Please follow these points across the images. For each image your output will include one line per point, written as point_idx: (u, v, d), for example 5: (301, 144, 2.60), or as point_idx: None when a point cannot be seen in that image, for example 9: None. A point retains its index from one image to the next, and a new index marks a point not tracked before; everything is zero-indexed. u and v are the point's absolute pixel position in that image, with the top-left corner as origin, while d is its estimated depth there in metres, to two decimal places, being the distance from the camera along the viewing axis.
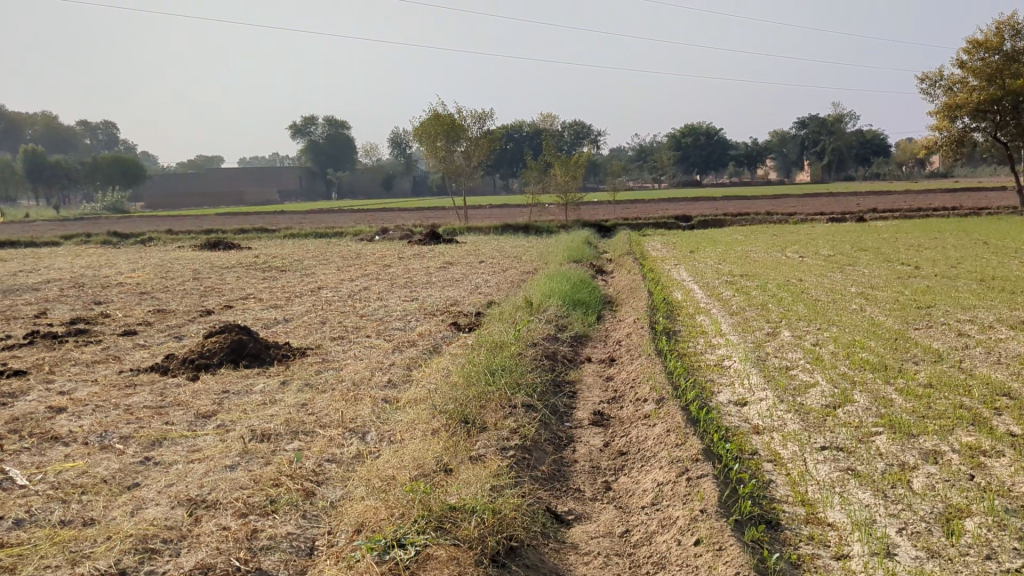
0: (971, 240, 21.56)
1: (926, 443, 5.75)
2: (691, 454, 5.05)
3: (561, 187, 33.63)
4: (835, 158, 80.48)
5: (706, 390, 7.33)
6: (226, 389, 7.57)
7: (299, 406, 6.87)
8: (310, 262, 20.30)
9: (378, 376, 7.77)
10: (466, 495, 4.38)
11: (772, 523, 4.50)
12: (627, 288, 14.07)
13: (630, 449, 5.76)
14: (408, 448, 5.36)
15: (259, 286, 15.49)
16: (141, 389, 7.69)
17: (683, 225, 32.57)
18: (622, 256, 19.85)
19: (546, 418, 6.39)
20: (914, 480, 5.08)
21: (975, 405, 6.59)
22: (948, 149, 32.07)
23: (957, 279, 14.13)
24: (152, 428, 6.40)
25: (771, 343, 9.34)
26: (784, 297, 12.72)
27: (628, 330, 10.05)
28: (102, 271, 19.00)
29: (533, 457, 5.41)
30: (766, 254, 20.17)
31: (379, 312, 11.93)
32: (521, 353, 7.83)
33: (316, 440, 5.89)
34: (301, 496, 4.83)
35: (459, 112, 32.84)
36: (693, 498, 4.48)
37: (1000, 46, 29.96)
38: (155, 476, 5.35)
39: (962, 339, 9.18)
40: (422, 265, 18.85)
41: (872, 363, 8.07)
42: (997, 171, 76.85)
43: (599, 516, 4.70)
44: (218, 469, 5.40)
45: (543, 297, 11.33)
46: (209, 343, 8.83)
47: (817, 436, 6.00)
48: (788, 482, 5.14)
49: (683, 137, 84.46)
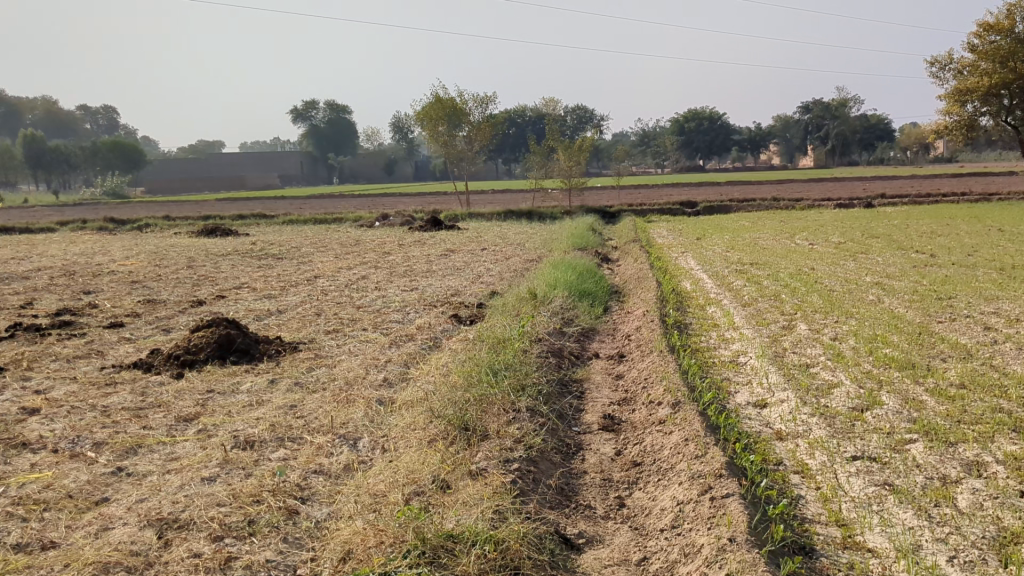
0: (983, 226, 21.10)
1: (967, 452, 5.27)
2: (714, 469, 4.59)
3: (564, 172, 33.09)
4: (839, 142, 80.92)
5: (723, 391, 6.86)
6: (210, 388, 7.10)
7: (288, 407, 6.43)
8: (307, 248, 19.87)
9: (372, 375, 7.29)
10: (466, 520, 3.93)
11: (808, 550, 4.04)
12: (635, 277, 13.58)
13: (645, 459, 5.30)
14: (403, 459, 4.92)
15: (254, 275, 15.01)
16: (122, 388, 7.22)
17: (688, 210, 32.08)
18: (627, 243, 19.38)
19: (554, 423, 5.94)
20: (959, 497, 4.61)
21: (1015, 408, 6.12)
22: (958, 133, 31.44)
23: (976, 267, 13.67)
24: (128, 434, 5.93)
25: (788, 337, 8.87)
26: (798, 287, 12.26)
27: (638, 323, 9.59)
28: (96, 258, 18.55)
29: (539, 470, 4.95)
30: (776, 241, 19.64)
31: (377, 302, 11.46)
32: (526, 350, 7.37)
33: (302, 449, 5.45)
34: (283, 516, 4.37)
35: (461, 95, 32.28)
36: (720, 523, 4.01)
37: (1012, 28, 29.11)
38: (127, 489, 4.89)
39: (990, 334, 8.68)
40: (423, 252, 18.33)
41: (897, 360, 7.59)
42: (1003, 158, 76.26)
43: (612, 539, 4.25)
44: (196, 481, 4.94)
45: (548, 288, 10.83)
46: (197, 337, 8.34)
47: (847, 444, 5.53)
48: (819, 498, 4.68)
49: (686, 122, 83.85)
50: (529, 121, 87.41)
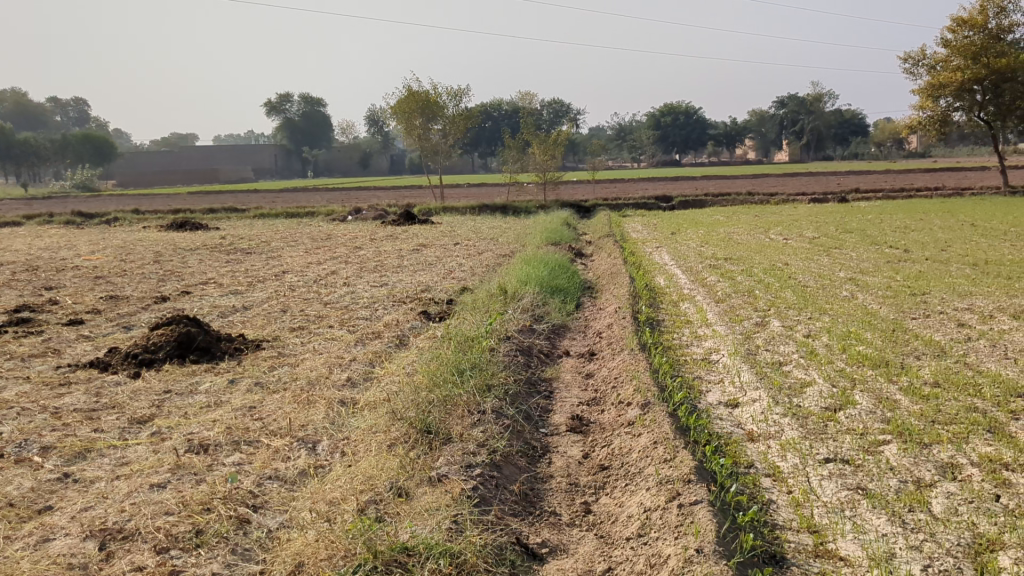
0: (956, 221, 21.14)
1: (941, 454, 5.15)
2: (682, 475, 4.44)
3: (539, 166, 32.90)
4: (813, 137, 81.35)
5: (694, 391, 6.71)
6: (168, 388, 6.89)
7: (246, 409, 6.22)
8: (277, 243, 19.59)
9: (336, 375, 7.08)
10: (422, 532, 3.77)
11: (778, 559, 3.91)
12: (609, 272, 13.45)
13: (613, 463, 5.14)
14: (362, 464, 4.74)
15: (222, 270, 14.73)
16: (76, 388, 7.00)
17: (663, 203, 31.99)
18: (601, 238, 19.27)
19: (520, 425, 5.77)
20: (934, 502, 4.48)
21: (990, 408, 6.00)
22: (931, 129, 31.51)
23: (949, 263, 13.65)
24: (77, 437, 5.70)
25: (761, 335, 8.73)
26: (771, 282, 12.17)
27: (609, 320, 9.45)
28: (61, 252, 18.21)
29: (503, 476, 4.78)
30: (750, 236, 19.60)
31: (345, 298, 11.26)
32: (493, 349, 7.19)
33: (259, 453, 5.26)
34: (234, 525, 4.17)
35: (435, 88, 32.03)
36: (687, 533, 3.86)
37: (986, 24, 29.50)
38: (72, 497, 4.67)
39: (964, 331, 8.58)
40: (394, 247, 18.13)
41: (871, 358, 7.49)
42: (975, 152, 77.09)
43: (577, 548, 4.09)
44: (145, 488, 4.73)
45: (518, 284, 10.67)
46: (155, 334, 8.11)
47: (819, 445, 5.40)
48: (791, 503, 4.54)
49: (662, 116, 83.93)
50: (504, 114, 87.81)
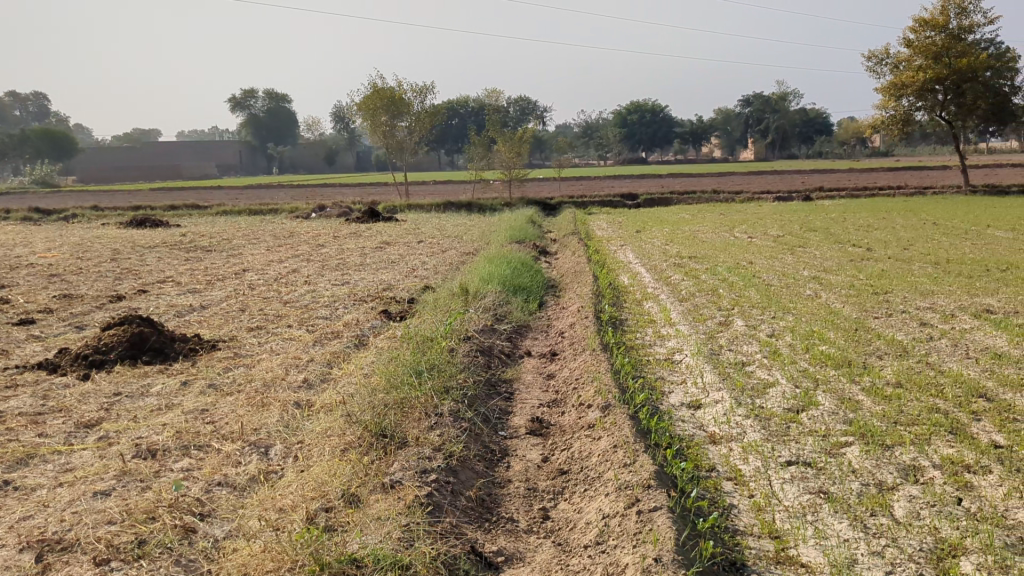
0: (919, 219, 21.29)
1: (903, 456, 5.09)
2: (642, 480, 4.35)
3: (506, 164, 32.62)
4: (778, 136, 81.80)
5: (656, 392, 6.63)
6: (118, 390, 6.71)
7: (198, 412, 6.05)
8: (238, 241, 19.27)
9: (292, 376, 6.95)
10: (372, 543, 3.65)
11: (737, 567, 3.83)
12: (572, 271, 13.37)
13: (572, 467, 5.05)
14: (314, 470, 4.61)
15: (180, 268, 14.46)
16: (23, 391, 6.79)
17: (629, 202, 31.97)
18: (566, 235, 19.18)
19: (478, 429, 5.64)
20: (895, 505, 4.42)
21: (951, 408, 5.97)
22: (893, 128, 31.75)
23: (911, 261, 13.67)
24: (20, 442, 5.51)
25: (724, 334, 8.66)
26: (735, 281, 12.15)
27: (572, 319, 9.36)
28: (15, 250, 17.78)
29: (458, 480, 4.67)
30: (714, 234, 19.60)
31: (306, 297, 11.10)
32: (452, 349, 7.06)
33: (209, 458, 5.10)
34: (178, 535, 4.01)
35: (400, 85, 31.72)
36: (645, 540, 3.77)
37: (947, 25, 29.76)
38: (11, 505, 4.49)
39: (927, 330, 8.58)
40: (358, 245, 17.93)
41: (833, 357, 7.46)
42: (937, 151, 77.94)
43: (534, 556, 4.00)
44: (88, 496, 4.56)
45: (481, 283, 10.54)
46: (106, 335, 7.89)
47: (781, 448, 5.32)
48: (752, 508, 4.46)
49: (628, 113, 84.25)
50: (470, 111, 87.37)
